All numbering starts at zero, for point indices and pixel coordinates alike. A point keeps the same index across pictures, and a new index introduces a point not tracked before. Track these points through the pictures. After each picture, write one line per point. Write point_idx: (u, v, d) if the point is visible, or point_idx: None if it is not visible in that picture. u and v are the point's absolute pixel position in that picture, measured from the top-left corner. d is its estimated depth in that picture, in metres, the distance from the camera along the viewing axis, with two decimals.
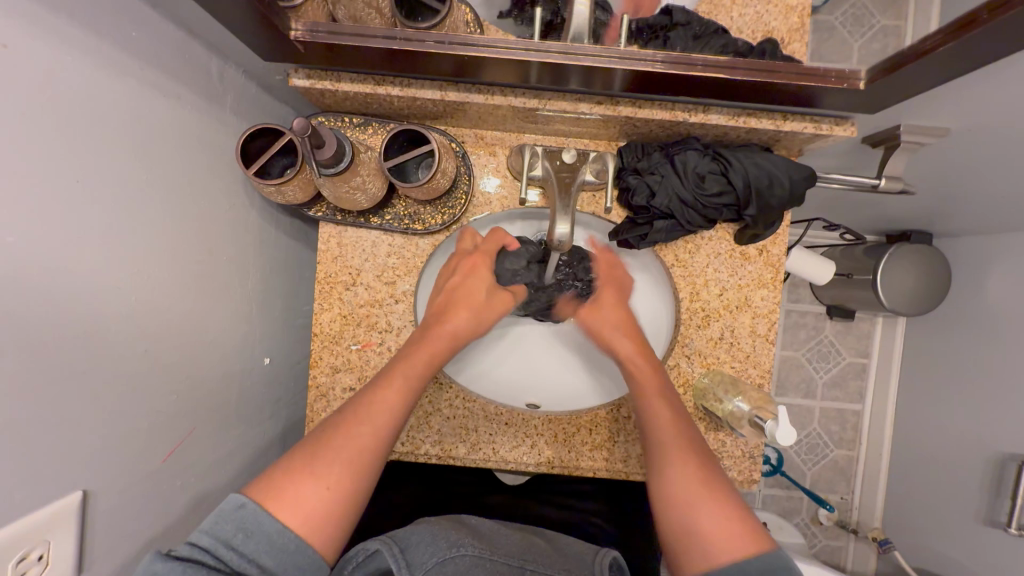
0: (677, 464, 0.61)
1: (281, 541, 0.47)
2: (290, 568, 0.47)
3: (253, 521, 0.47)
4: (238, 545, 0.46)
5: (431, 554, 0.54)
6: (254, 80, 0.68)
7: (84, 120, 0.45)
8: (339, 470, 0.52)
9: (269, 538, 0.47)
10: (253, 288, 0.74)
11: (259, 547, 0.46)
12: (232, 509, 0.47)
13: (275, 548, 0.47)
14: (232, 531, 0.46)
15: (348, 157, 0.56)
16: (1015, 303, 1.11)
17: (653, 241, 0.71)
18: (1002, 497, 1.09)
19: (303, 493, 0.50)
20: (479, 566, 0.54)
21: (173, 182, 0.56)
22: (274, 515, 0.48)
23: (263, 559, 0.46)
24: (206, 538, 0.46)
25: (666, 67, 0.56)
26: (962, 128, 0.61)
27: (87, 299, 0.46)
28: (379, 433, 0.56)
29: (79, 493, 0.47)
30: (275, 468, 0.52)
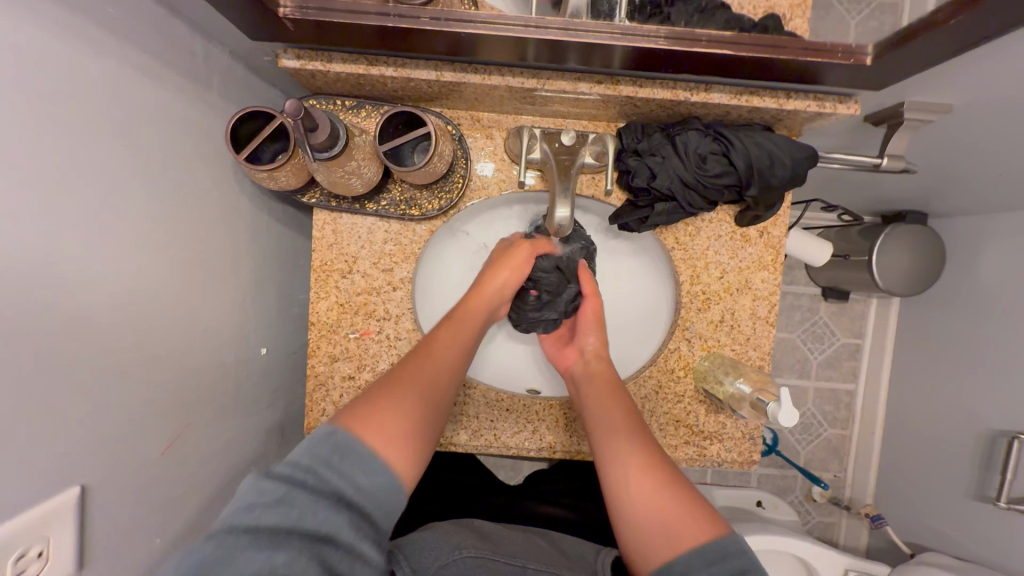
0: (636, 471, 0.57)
1: (377, 462, 0.46)
2: (382, 488, 0.46)
3: (349, 444, 0.46)
4: (340, 467, 0.45)
5: (435, 557, 0.54)
6: (241, 61, 0.66)
7: (58, 102, 0.42)
8: (411, 401, 0.53)
9: (364, 458, 0.46)
10: (246, 278, 0.73)
11: (358, 471, 0.45)
12: (323, 438, 0.46)
13: (366, 469, 0.46)
14: (329, 453, 0.45)
15: (342, 140, 0.54)
16: (1008, 282, 1.12)
17: (654, 224, 0.70)
18: (992, 471, 1.11)
19: (385, 422, 0.49)
20: (481, 566, 0.54)
21: (154, 168, 0.54)
22: (367, 440, 0.47)
23: (357, 480, 0.45)
24: (306, 459, 0.45)
25: (670, 43, 0.55)
26: (965, 104, 0.60)
27: (71, 294, 0.45)
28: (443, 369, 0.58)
29: (76, 489, 0.46)
30: (349, 408, 0.51)
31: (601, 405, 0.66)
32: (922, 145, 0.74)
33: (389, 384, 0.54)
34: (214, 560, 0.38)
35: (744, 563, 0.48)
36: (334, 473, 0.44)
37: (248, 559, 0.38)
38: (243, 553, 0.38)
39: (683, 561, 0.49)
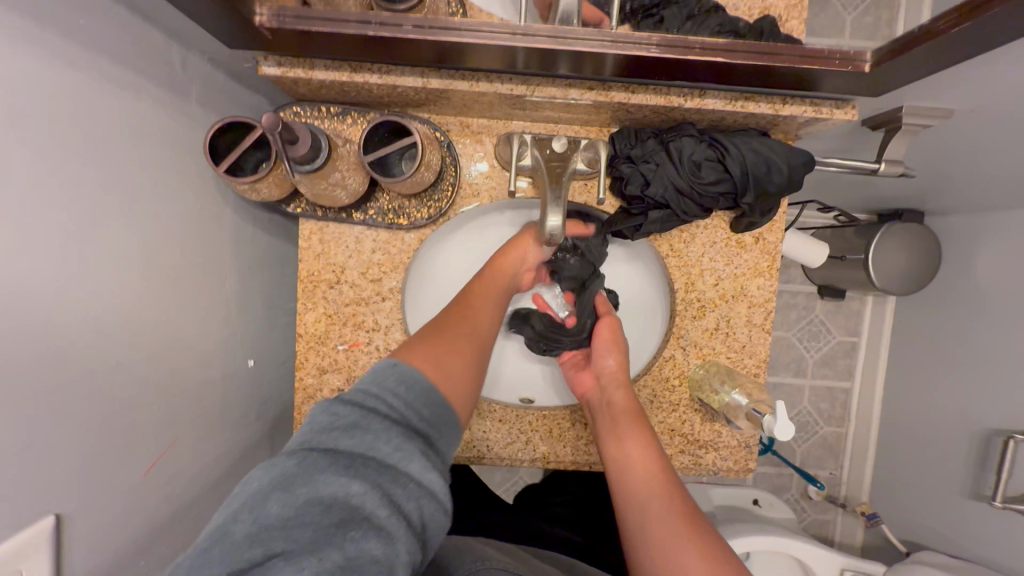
0: (656, 505, 0.55)
1: (435, 392, 0.48)
2: (441, 416, 0.47)
3: (414, 376, 0.48)
4: (406, 398, 0.46)
5: (462, 564, 0.51)
6: (221, 68, 0.64)
7: (27, 118, 0.40)
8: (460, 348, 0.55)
9: (424, 390, 0.47)
10: (231, 289, 0.71)
11: (422, 401, 0.46)
12: (388, 367, 0.48)
13: (427, 402, 0.47)
14: (395, 384, 0.46)
15: (325, 152, 0.53)
16: (1004, 281, 1.11)
17: (648, 232, 0.68)
18: (987, 470, 1.11)
19: (436, 360, 0.51)
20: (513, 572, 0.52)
21: (130, 182, 0.52)
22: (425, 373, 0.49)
23: (421, 412, 0.46)
24: (375, 388, 0.45)
25: (663, 51, 0.53)
26: (964, 110, 0.59)
27: (44, 318, 0.43)
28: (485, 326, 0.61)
29: (52, 519, 0.45)
30: (404, 350, 0.53)
31: (619, 439, 0.63)
32: (919, 148, 0.73)
33: (437, 336, 0.55)
34: (294, 478, 0.37)
35: None
36: (404, 406, 0.45)
37: (326, 481, 0.37)
38: (319, 475, 0.37)
39: None
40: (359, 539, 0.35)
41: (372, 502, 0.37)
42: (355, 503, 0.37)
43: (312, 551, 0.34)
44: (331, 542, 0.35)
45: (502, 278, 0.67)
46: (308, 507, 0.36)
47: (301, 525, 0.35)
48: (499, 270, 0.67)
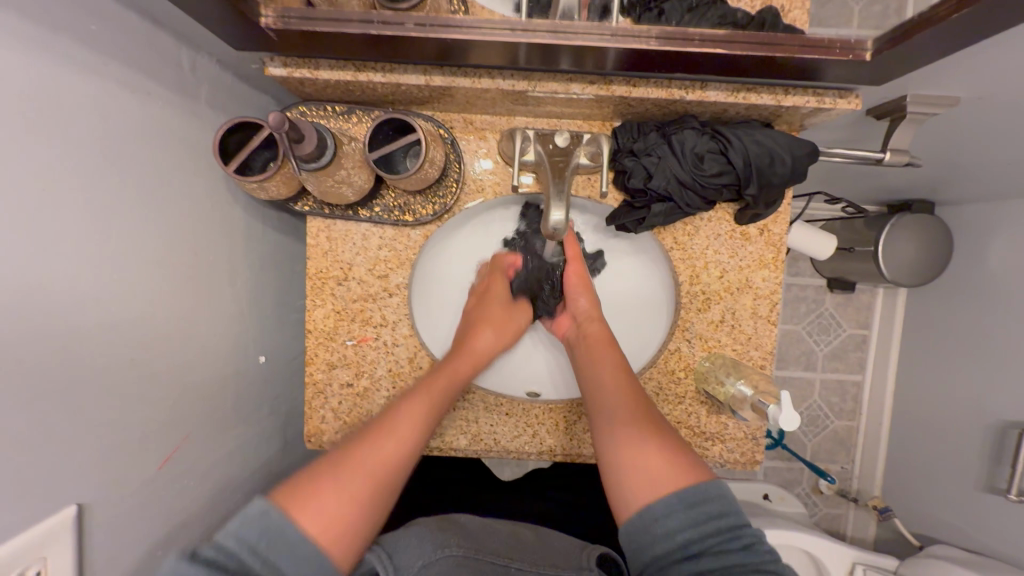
0: (620, 418, 0.61)
1: (306, 547, 0.44)
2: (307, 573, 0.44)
3: (281, 528, 0.44)
4: (269, 557, 0.43)
5: (417, 557, 0.54)
6: (229, 70, 0.65)
7: (40, 121, 0.42)
8: (361, 479, 0.51)
9: (289, 544, 0.44)
10: (242, 287, 0.73)
11: (284, 561, 0.43)
12: (256, 514, 0.44)
13: (296, 558, 0.44)
14: (257, 536, 0.43)
15: (331, 150, 0.53)
16: (1017, 271, 1.10)
17: (652, 225, 0.69)
18: (1001, 463, 1.10)
19: (326, 499, 0.48)
20: (463, 566, 0.54)
21: (142, 183, 0.53)
22: (297, 522, 0.45)
23: (281, 567, 0.43)
24: (231, 542, 0.42)
25: (662, 44, 0.53)
26: (970, 96, 0.58)
27: (60, 315, 0.44)
28: (403, 445, 0.57)
29: (74, 507, 0.47)
30: (299, 479, 0.50)
31: (593, 362, 0.67)
32: (927, 137, 0.72)
33: (340, 458, 0.53)
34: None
35: (722, 504, 0.51)
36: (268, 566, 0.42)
37: None
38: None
39: (663, 503, 0.52)
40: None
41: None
42: None
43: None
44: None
45: (440, 381, 0.65)
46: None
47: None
48: (443, 372, 0.66)
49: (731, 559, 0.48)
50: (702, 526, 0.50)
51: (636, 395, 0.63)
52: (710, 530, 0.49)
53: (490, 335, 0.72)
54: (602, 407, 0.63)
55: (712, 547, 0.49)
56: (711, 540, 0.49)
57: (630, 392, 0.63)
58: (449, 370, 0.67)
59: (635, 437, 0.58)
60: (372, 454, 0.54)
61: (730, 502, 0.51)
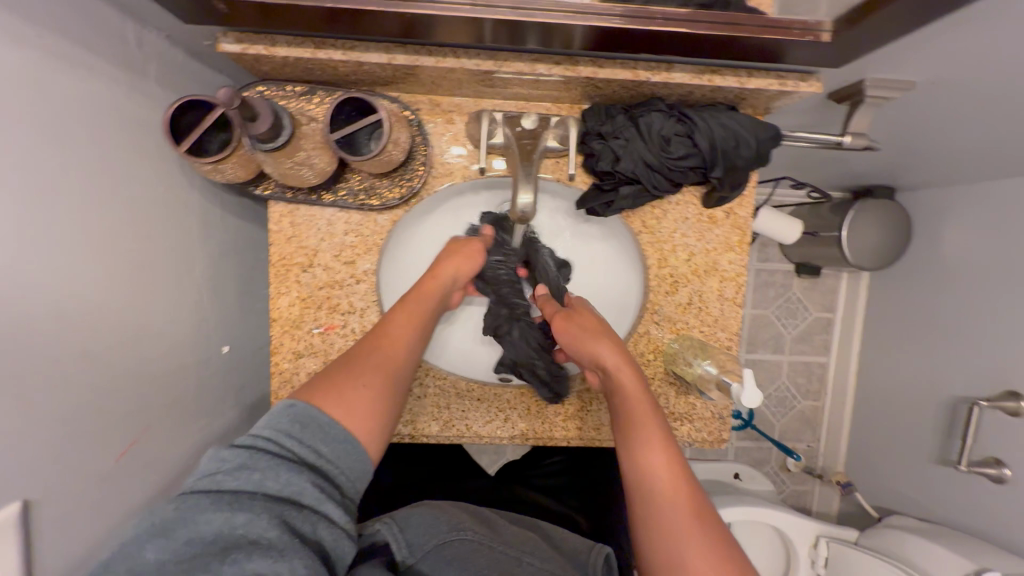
0: (664, 506, 0.52)
1: (334, 432, 0.48)
2: (343, 457, 0.48)
3: (308, 414, 0.48)
4: (303, 438, 0.47)
5: (431, 535, 0.53)
6: (180, 46, 0.62)
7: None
8: (373, 377, 0.54)
9: (322, 428, 0.48)
10: (201, 275, 0.70)
11: (317, 442, 0.47)
12: (282, 410, 0.48)
13: (328, 439, 0.48)
14: (288, 424, 0.47)
15: (287, 130, 0.51)
16: (969, 254, 1.15)
17: (620, 208, 0.68)
18: (954, 437, 1.16)
19: (346, 395, 0.51)
20: (478, 552, 0.52)
21: (88, 164, 0.51)
22: (327, 411, 0.49)
23: (320, 448, 0.47)
24: (267, 432, 0.46)
25: (626, 21, 0.53)
26: (925, 81, 0.60)
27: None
28: (404, 351, 0.59)
29: (20, 504, 0.44)
30: (309, 382, 0.53)
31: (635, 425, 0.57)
32: (886, 121, 0.74)
33: (346, 364, 0.55)
34: (176, 523, 0.39)
35: None
36: (300, 446, 0.46)
37: (206, 518, 0.39)
38: (202, 515, 0.39)
39: None
40: (243, 561, 0.37)
41: (268, 532, 0.39)
42: (239, 532, 0.39)
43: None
44: (216, 566, 0.36)
45: (429, 294, 0.65)
46: (187, 547, 0.37)
47: (181, 561, 0.37)
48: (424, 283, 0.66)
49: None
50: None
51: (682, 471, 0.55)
52: None
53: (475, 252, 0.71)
54: (639, 479, 0.55)
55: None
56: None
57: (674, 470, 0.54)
58: (428, 280, 0.66)
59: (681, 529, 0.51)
60: (382, 361, 0.57)
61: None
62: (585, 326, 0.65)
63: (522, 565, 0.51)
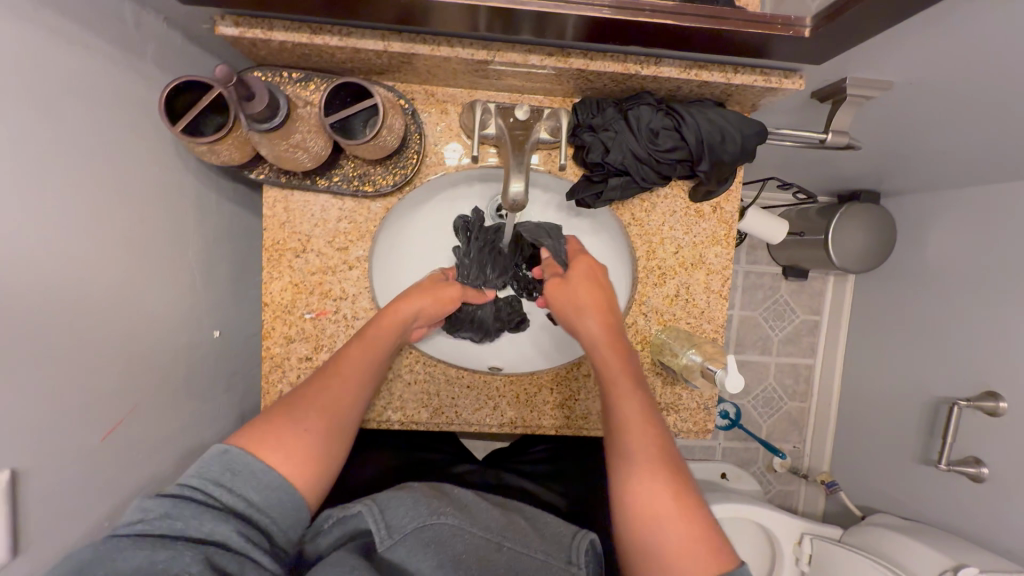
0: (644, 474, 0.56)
1: (267, 479, 0.51)
2: (273, 504, 0.51)
3: (241, 461, 0.51)
4: (233, 485, 0.50)
5: (411, 517, 0.53)
6: (178, 30, 0.62)
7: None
8: (313, 419, 0.58)
9: (254, 473, 0.51)
10: (194, 258, 0.70)
11: (247, 490, 0.50)
12: (214, 456, 0.51)
13: (259, 485, 0.51)
14: (218, 471, 0.50)
15: (284, 110, 0.52)
16: (950, 257, 1.18)
17: (609, 199, 0.70)
18: (935, 436, 1.18)
19: (282, 441, 0.54)
20: (457, 536, 0.52)
21: (82, 143, 0.51)
22: (260, 457, 0.52)
23: (249, 495, 0.50)
24: (195, 482, 0.49)
25: (613, 12, 0.54)
26: (904, 80, 0.63)
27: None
28: (348, 398, 0.62)
29: (8, 474, 0.44)
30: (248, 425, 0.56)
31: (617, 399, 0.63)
32: (868, 122, 0.77)
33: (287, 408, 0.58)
34: (98, 559, 0.40)
35: None
36: (226, 494, 0.49)
37: (127, 556, 0.41)
38: (125, 551, 0.41)
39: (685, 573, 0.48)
40: None
41: (191, 568, 0.41)
42: (158, 568, 0.40)
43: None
44: None
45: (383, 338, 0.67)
46: None
47: None
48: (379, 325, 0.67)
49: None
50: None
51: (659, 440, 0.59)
52: None
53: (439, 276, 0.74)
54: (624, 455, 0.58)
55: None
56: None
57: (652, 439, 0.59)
58: (382, 325, 0.67)
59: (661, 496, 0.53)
60: (325, 404, 0.60)
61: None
62: (582, 299, 0.68)
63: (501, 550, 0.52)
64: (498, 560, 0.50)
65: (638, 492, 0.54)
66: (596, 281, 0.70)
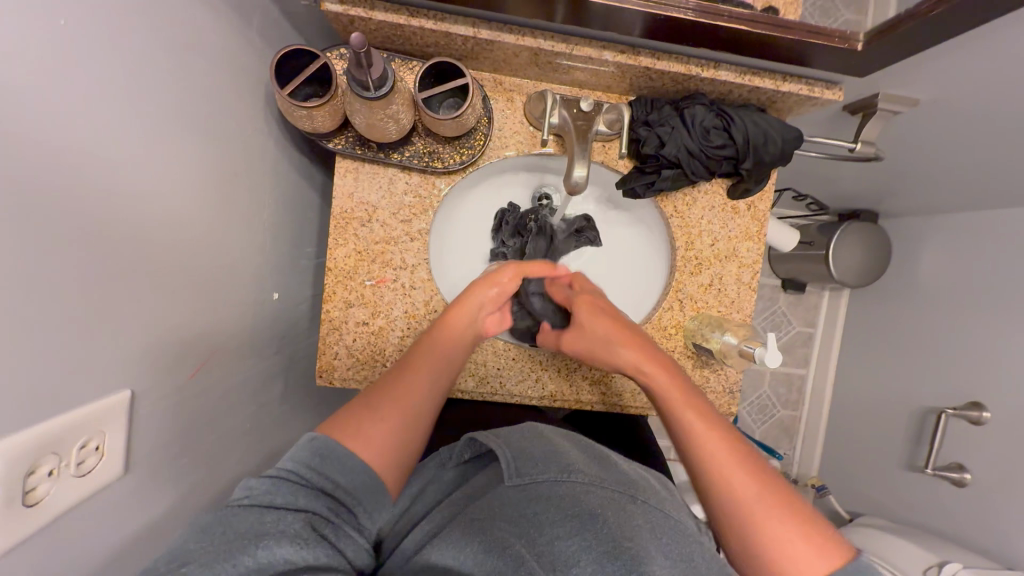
0: (735, 489, 0.56)
1: (354, 464, 0.52)
2: (360, 487, 0.51)
3: (329, 446, 0.52)
4: (323, 468, 0.50)
5: (542, 467, 0.54)
6: (279, 4, 0.67)
7: (123, 8, 0.45)
8: (393, 414, 0.59)
9: (343, 460, 0.52)
10: (266, 220, 0.74)
11: (335, 473, 0.51)
12: (305, 442, 0.52)
13: (347, 470, 0.51)
14: (310, 456, 0.51)
15: (391, 83, 0.57)
16: (941, 274, 1.27)
17: (659, 189, 0.76)
18: (921, 443, 1.26)
19: (364, 431, 0.56)
20: (590, 492, 0.51)
21: (202, 96, 0.56)
22: (345, 445, 0.54)
23: (338, 477, 0.50)
24: (289, 464, 0.50)
25: (698, 15, 0.61)
26: (929, 97, 0.71)
27: (117, 193, 0.46)
28: (421, 396, 0.63)
29: (127, 393, 0.48)
30: (329, 420, 0.57)
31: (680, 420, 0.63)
32: (889, 136, 0.84)
33: (366, 404, 0.60)
34: (214, 520, 0.43)
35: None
36: (320, 475, 0.50)
37: (239, 517, 0.44)
38: (235, 516, 0.44)
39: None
40: (271, 546, 0.41)
41: (295, 527, 0.44)
42: (269, 524, 0.44)
43: (226, 558, 0.39)
44: (250, 549, 0.41)
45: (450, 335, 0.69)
46: (223, 533, 0.42)
47: (216, 543, 0.41)
48: (448, 323, 0.69)
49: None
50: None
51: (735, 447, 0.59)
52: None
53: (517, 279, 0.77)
54: (701, 475, 0.59)
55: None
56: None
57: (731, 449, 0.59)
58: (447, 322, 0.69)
59: (761, 510, 0.54)
60: (401, 398, 0.61)
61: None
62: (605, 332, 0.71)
63: (636, 502, 0.52)
64: (635, 511, 0.50)
65: (734, 509, 0.55)
66: (614, 311, 0.73)
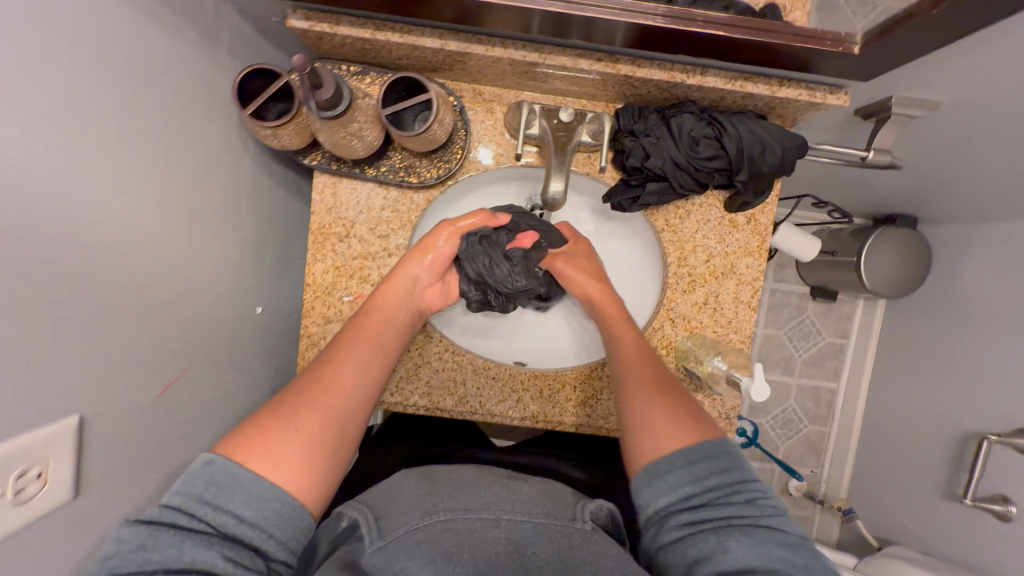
0: (638, 390, 0.67)
1: (258, 490, 0.49)
2: (270, 516, 0.48)
3: (227, 474, 0.48)
4: (219, 502, 0.47)
5: (404, 520, 0.50)
6: (250, 20, 0.67)
7: (74, 40, 0.44)
8: (306, 418, 0.56)
9: (246, 487, 0.48)
10: (245, 236, 0.74)
11: (238, 503, 0.47)
12: (200, 469, 0.48)
13: (251, 502, 0.48)
14: (204, 486, 0.47)
15: (347, 101, 0.55)
16: (986, 286, 1.16)
17: (645, 204, 0.72)
18: (963, 469, 1.15)
19: (274, 446, 0.52)
20: (450, 530, 0.49)
21: (164, 114, 0.56)
22: (248, 466, 0.50)
23: (240, 512, 0.47)
24: (177, 500, 0.46)
25: (667, 22, 0.56)
26: (952, 101, 0.63)
27: (61, 223, 0.45)
28: (343, 387, 0.62)
29: (75, 419, 0.48)
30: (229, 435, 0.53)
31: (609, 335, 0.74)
32: (912, 140, 0.76)
33: (278, 406, 0.57)
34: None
35: (728, 462, 0.56)
36: (212, 510, 0.46)
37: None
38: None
39: (675, 453, 0.58)
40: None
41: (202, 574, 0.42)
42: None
43: None
44: None
45: (384, 314, 0.69)
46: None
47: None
48: (384, 294, 0.70)
49: (726, 508, 0.53)
50: (707, 478, 0.55)
51: (647, 359, 0.70)
52: (712, 485, 0.55)
53: (454, 240, 0.73)
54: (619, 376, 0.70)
55: (715, 499, 0.54)
56: (711, 492, 0.54)
57: (642, 357, 0.70)
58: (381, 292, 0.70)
59: (658, 406, 0.64)
60: (320, 397, 0.59)
61: (734, 459, 0.57)
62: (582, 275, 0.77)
63: (501, 525, 0.51)
64: (496, 539, 0.49)
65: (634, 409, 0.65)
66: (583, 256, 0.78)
